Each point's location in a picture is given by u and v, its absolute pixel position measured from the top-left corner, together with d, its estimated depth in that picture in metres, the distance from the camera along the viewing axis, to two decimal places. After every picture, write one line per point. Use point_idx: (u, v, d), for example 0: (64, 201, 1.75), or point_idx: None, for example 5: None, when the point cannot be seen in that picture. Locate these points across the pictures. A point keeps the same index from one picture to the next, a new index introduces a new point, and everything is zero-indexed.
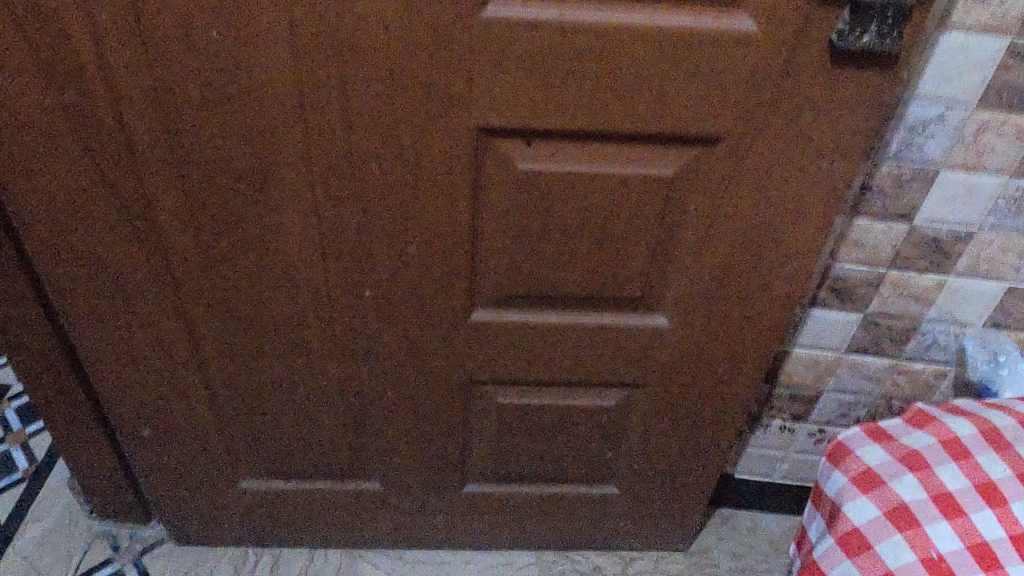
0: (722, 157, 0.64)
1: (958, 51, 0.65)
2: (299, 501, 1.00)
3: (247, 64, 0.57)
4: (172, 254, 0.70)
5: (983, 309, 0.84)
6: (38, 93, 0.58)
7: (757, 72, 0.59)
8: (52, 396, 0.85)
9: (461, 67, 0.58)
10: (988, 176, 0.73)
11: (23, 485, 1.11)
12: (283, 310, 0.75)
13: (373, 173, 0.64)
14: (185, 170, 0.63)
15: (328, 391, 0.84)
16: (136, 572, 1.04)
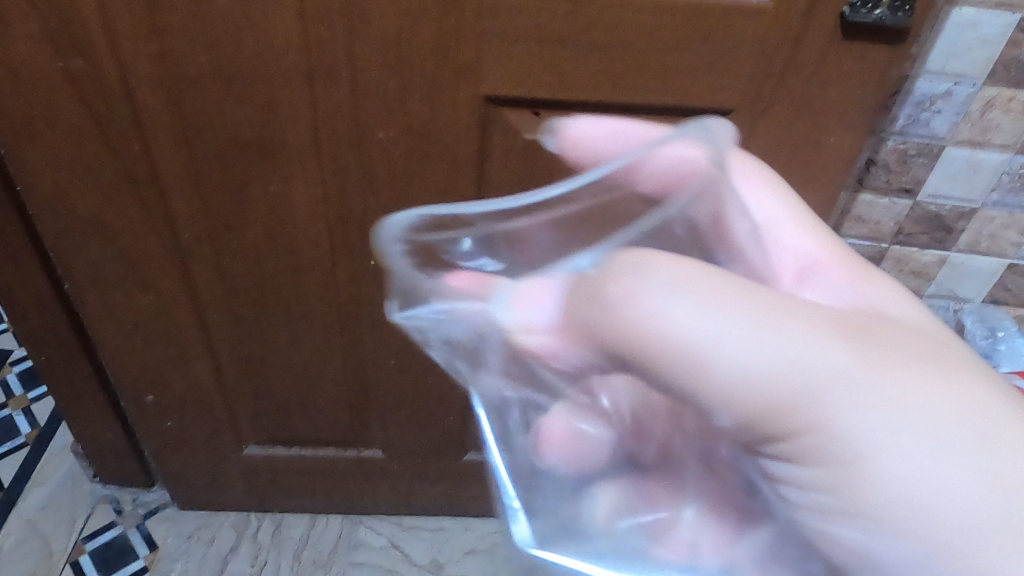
0: (731, 130, 0.64)
1: (969, 27, 0.65)
2: (301, 468, 1.01)
3: (253, 30, 0.56)
4: (178, 220, 0.70)
5: (983, 285, 0.87)
6: (43, 57, 0.57)
7: (768, 45, 0.58)
8: (57, 362, 0.85)
9: (470, 36, 0.57)
10: (992, 153, 0.74)
11: (26, 450, 1.12)
12: (288, 278, 0.76)
13: (380, 142, 0.64)
14: (191, 137, 0.63)
15: (332, 359, 0.85)
16: (139, 535, 1.05)
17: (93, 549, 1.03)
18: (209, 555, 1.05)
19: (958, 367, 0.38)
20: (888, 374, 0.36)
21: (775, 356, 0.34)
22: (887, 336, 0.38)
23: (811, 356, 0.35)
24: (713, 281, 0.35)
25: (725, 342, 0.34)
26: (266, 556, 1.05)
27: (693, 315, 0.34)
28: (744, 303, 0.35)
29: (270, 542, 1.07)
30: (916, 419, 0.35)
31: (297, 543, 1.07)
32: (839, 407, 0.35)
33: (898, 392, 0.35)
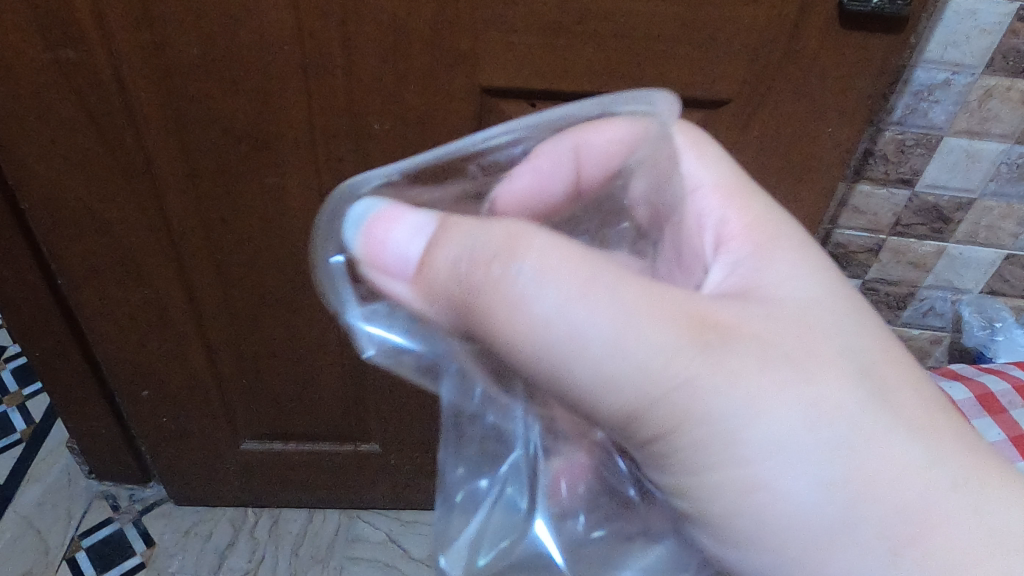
0: (729, 119, 0.64)
1: (967, 15, 0.65)
2: (298, 463, 1.01)
3: (246, 21, 0.56)
4: (172, 213, 0.69)
5: (981, 276, 0.87)
6: (33, 48, 0.56)
7: (766, 34, 0.58)
8: (52, 357, 0.85)
9: (466, 26, 0.57)
10: (991, 143, 0.74)
11: (22, 446, 1.11)
12: (284, 271, 0.75)
13: (375, 133, 0.63)
14: (184, 129, 0.62)
15: (329, 353, 0.84)
16: (136, 531, 1.05)
17: (89, 546, 1.03)
18: (206, 551, 1.04)
19: (829, 367, 0.38)
20: (742, 379, 0.36)
21: (628, 356, 0.35)
22: (761, 330, 0.38)
23: (661, 358, 0.35)
24: (575, 274, 0.35)
25: (578, 341, 0.35)
26: (264, 551, 1.05)
27: (553, 305, 0.35)
28: (605, 303, 0.35)
29: (267, 537, 1.07)
30: (771, 425, 0.36)
31: (294, 538, 1.07)
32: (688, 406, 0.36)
33: (751, 400, 0.36)
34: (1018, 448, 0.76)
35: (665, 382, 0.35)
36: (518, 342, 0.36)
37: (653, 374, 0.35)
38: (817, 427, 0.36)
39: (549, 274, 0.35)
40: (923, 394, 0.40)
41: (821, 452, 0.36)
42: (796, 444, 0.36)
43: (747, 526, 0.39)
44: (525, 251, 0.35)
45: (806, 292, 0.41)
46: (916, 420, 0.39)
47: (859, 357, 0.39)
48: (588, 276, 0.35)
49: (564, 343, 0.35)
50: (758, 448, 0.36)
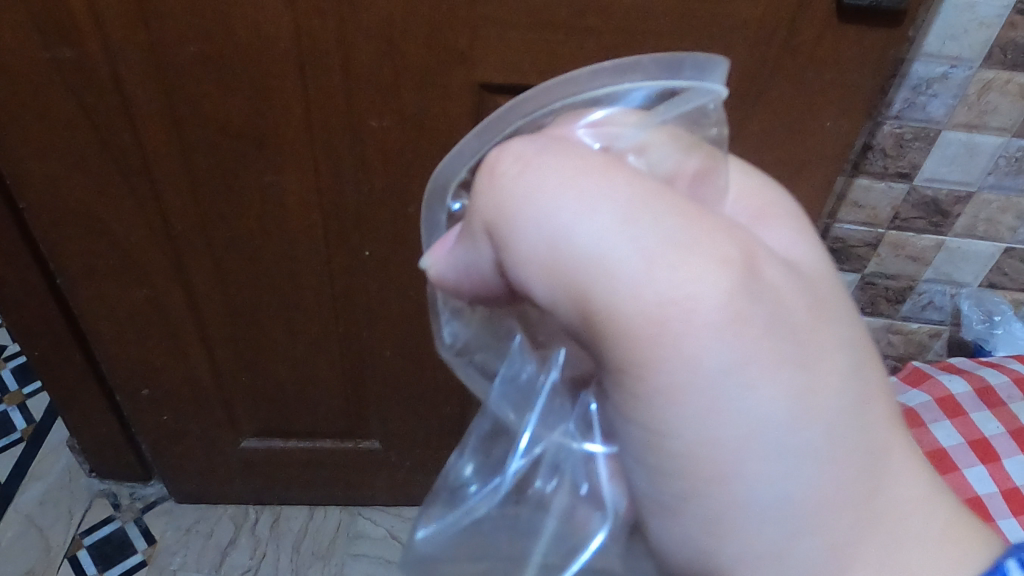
0: (727, 115, 0.64)
1: (965, 9, 0.64)
2: (298, 460, 1.01)
3: (243, 19, 0.56)
4: (169, 211, 0.69)
5: (980, 270, 0.87)
6: (29, 47, 0.56)
7: (764, 28, 0.58)
8: (52, 356, 0.85)
9: (462, 22, 0.57)
10: (989, 136, 0.74)
11: (23, 445, 1.11)
12: (280, 269, 0.75)
13: (374, 130, 0.63)
14: (182, 127, 0.62)
15: (327, 350, 0.85)
16: (136, 530, 1.05)
17: (91, 544, 1.03)
18: (208, 548, 1.05)
19: (841, 349, 0.34)
20: (761, 341, 0.32)
21: (651, 290, 0.30)
22: (792, 293, 0.33)
23: (692, 300, 0.30)
24: (627, 190, 0.31)
25: (598, 258, 0.31)
26: (266, 548, 1.05)
27: (592, 215, 0.31)
28: (646, 228, 0.30)
29: (269, 534, 1.07)
30: (767, 399, 0.32)
31: (296, 534, 1.07)
32: (701, 358, 0.31)
33: (762, 367, 0.32)
34: (1016, 441, 0.77)
35: (678, 328, 0.31)
36: (545, 247, 0.32)
37: (674, 316, 0.31)
38: (804, 414, 0.33)
39: (559, 186, 0.31)
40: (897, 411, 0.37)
41: (799, 441, 0.33)
42: (787, 425, 0.33)
43: (694, 507, 0.35)
44: (566, 162, 0.32)
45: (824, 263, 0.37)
46: (885, 435, 0.36)
47: (863, 351, 0.35)
48: (641, 196, 0.31)
49: (580, 257, 0.31)
50: (746, 422, 0.32)
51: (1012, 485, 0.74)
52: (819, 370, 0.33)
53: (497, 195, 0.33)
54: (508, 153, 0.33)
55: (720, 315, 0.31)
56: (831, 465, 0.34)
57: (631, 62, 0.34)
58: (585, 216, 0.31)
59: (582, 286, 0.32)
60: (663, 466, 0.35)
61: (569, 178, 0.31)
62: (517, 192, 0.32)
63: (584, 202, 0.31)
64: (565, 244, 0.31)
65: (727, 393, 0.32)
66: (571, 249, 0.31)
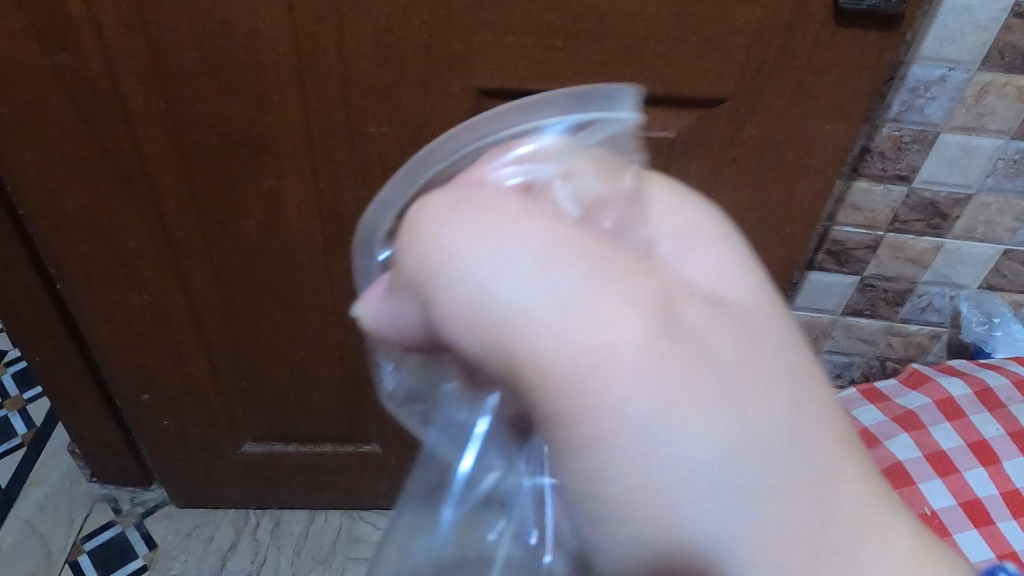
0: (725, 119, 0.64)
1: (963, 11, 0.64)
2: (298, 464, 1.01)
3: (241, 25, 0.56)
4: (168, 216, 0.69)
5: (979, 272, 0.87)
6: (28, 54, 0.56)
7: (762, 32, 0.58)
8: (53, 361, 0.85)
9: (461, 28, 0.57)
10: (987, 138, 0.74)
11: (23, 451, 1.11)
12: (279, 274, 0.75)
13: (372, 135, 0.64)
14: (181, 132, 0.62)
15: (327, 355, 0.85)
16: (137, 534, 1.05)
17: (92, 549, 1.03)
18: (209, 553, 1.05)
19: (823, 418, 0.28)
20: (719, 410, 0.25)
21: (582, 352, 0.24)
22: (757, 351, 0.27)
23: (633, 364, 0.24)
24: (549, 238, 0.26)
25: (518, 315, 0.25)
26: (266, 553, 1.05)
27: (511, 265, 0.25)
28: (572, 278, 0.25)
29: (270, 538, 1.07)
30: (733, 483, 0.25)
31: (296, 539, 1.07)
32: (646, 433, 0.25)
33: (726, 445, 0.25)
34: (1016, 443, 0.77)
35: (619, 400, 0.24)
36: (464, 304, 0.26)
37: (615, 385, 0.24)
38: (784, 501, 0.26)
39: (473, 239, 0.26)
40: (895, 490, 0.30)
41: (776, 539, 0.26)
42: (763, 514, 0.26)
43: None
44: (481, 212, 0.27)
45: (793, 311, 0.30)
46: (885, 523, 0.28)
47: (844, 417, 0.29)
48: (565, 242, 0.26)
49: (499, 315, 0.25)
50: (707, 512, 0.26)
51: (1012, 487, 0.74)
52: (796, 442, 0.27)
53: (414, 247, 0.28)
54: (423, 205, 0.28)
55: (665, 381, 0.25)
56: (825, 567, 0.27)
57: (578, 95, 0.34)
58: (506, 270, 0.25)
59: (502, 350, 0.26)
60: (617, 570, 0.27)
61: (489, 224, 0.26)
62: (431, 243, 0.27)
63: (501, 251, 0.26)
64: (483, 301, 0.25)
65: (684, 480, 0.25)
66: (489, 307, 0.25)
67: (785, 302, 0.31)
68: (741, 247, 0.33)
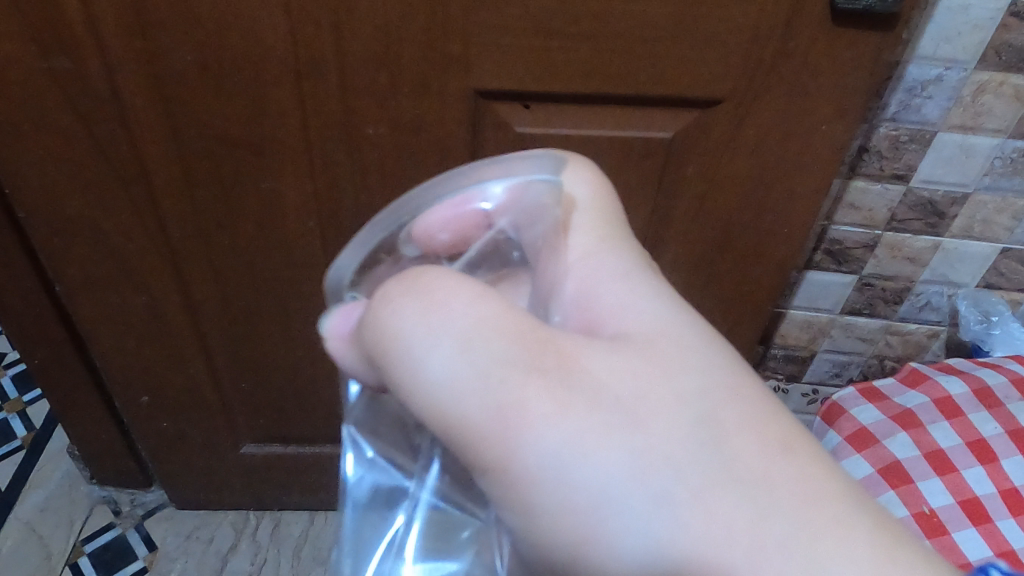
0: (722, 119, 0.64)
1: (959, 11, 0.65)
2: (298, 466, 1.01)
3: (239, 28, 0.56)
4: (167, 219, 0.69)
5: (977, 270, 0.87)
6: (26, 58, 0.56)
7: (759, 32, 0.58)
8: (52, 364, 0.85)
9: (458, 30, 0.57)
10: (985, 137, 0.74)
11: (23, 453, 1.11)
12: (277, 276, 0.75)
13: (369, 137, 0.64)
14: (179, 135, 0.63)
15: (327, 356, 0.85)
16: (137, 536, 1.05)
17: (92, 551, 1.03)
18: (209, 554, 1.05)
19: (696, 415, 0.33)
20: (591, 428, 0.31)
21: (481, 402, 0.31)
22: (625, 375, 0.33)
23: (519, 406, 0.31)
24: (454, 316, 0.32)
25: (436, 385, 0.32)
26: (266, 554, 1.05)
27: (427, 345, 0.32)
28: (467, 345, 0.32)
29: (270, 540, 1.07)
30: (616, 480, 0.31)
31: (296, 540, 1.08)
32: (538, 452, 0.31)
33: (601, 452, 0.31)
34: (1014, 441, 0.77)
35: (514, 434, 0.31)
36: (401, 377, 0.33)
37: (511, 423, 0.31)
38: (666, 489, 0.31)
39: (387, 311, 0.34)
40: (810, 454, 0.32)
41: (674, 525, 0.30)
42: (650, 502, 0.31)
43: None
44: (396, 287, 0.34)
45: (668, 328, 0.36)
46: (794, 493, 0.31)
47: (726, 411, 0.33)
48: (461, 313, 0.32)
49: (423, 386, 0.32)
50: (602, 508, 0.31)
51: (1010, 485, 0.74)
52: (669, 443, 0.32)
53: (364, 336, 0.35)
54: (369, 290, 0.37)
55: (542, 415, 0.31)
56: (727, 541, 0.30)
57: (494, 159, 0.39)
58: (422, 346, 0.32)
59: (431, 411, 0.33)
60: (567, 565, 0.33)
61: (405, 309, 0.33)
62: (372, 331, 0.34)
63: (417, 331, 0.32)
64: (412, 372, 0.33)
65: (578, 488, 0.31)
66: (418, 379, 0.32)
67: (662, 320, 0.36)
68: (628, 278, 0.38)
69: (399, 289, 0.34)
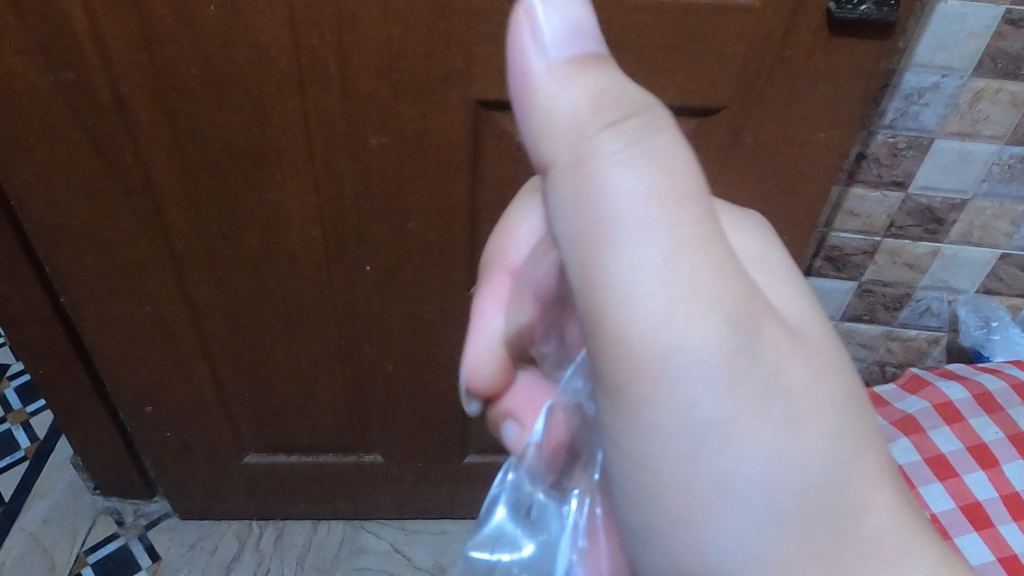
0: (722, 127, 0.65)
1: (955, 19, 0.65)
2: (301, 475, 1.01)
3: (242, 39, 0.57)
4: (172, 230, 0.70)
5: (976, 276, 0.88)
6: (34, 71, 0.57)
7: (756, 40, 0.59)
8: (56, 374, 0.85)
9: (461, 43, 0.58)
10: (982, 144, 0.75)
11: (26, 464, 1.12)
12: (283, 285, 0.76)
13: (373, 148, 0.64)
14: (186, 146, 0.63)
15: (331, 364, 0.85)
16: (141, 546, 1.05)
17: (95, 561, 1.03)
18: (212, 564, 1.05)
19: (837, 402, 0.34)
20: (760, 404, 0.31)
21: (666, 328, 0.30)
22: (798, 340, 0.33)
23: (697, 347, 0.30)
24: (681, 224, 0.30)
25: (627, 288, 0.30)
26: (270, 563, 1.06)
27: (640, 237, 0.30)
28: (688, 266, 0.30)
29: (273, 550, 1.07)
30: (753, 461, 0.32)
31: (299, 550, 1.08)
32: (693, 409, 0.31)
33: (751, 414, 0.31)
34: (1015, 446, 0.77)
35: (680, 385, 0.31)
36: (589, 238, 0.31)
37: (680, 364, 0.31)
38: (792, 481, 0.32)
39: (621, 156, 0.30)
40: (884, 458, 0.35)
41: (773, 496, 0.33)
42: (773, 491, 0.32)
43: (659, 534, 0.35)
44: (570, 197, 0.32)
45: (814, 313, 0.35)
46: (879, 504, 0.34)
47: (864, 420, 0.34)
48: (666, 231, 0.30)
49: (616, 283, 0.31)
50: (725, 481, 0.32)
51: (1012, 490, 0.75)
52: (818, 438, 0.32)
53: (561, 136, 0.31)
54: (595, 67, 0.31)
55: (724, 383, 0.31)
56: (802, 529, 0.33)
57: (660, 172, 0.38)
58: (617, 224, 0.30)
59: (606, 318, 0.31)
60: (642, 500, 0.35)
61: (628, 174, 0.30)
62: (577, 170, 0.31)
63: (644, 217, 0.30)
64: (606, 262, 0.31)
65: (710, 462, 0.32)
66: (609, 263, 0.31)
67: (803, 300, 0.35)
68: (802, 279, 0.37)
69: (629, 119, 0.30)
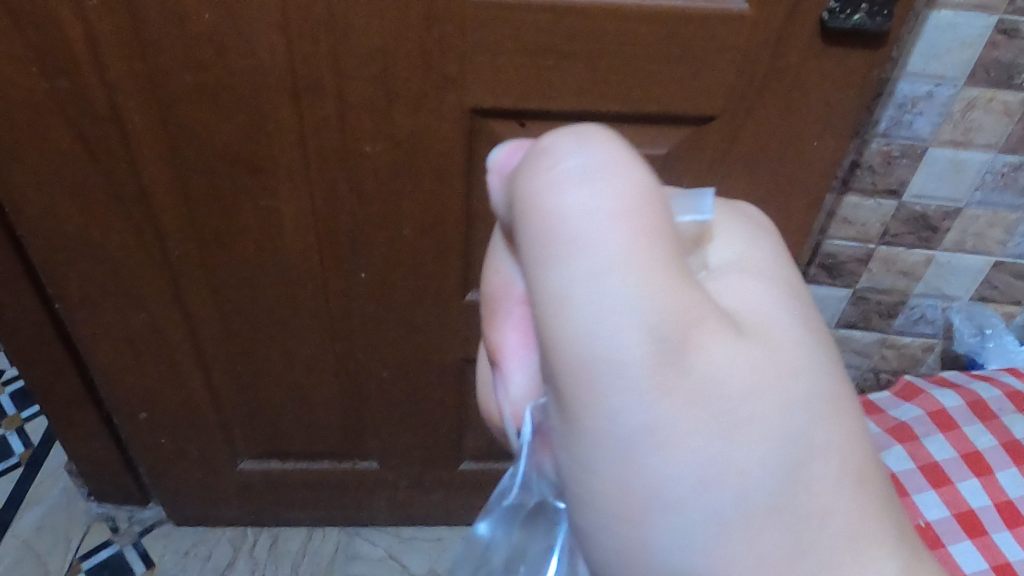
0: (716, 135, 0.65)
1: (947, 29, 0.66)
2: (296, 481, 1.01)
3: (236, 46, 0.57)
4: (166, 236, 0.70)
5: (970, 284, 0.88)
6: (28, 78, 0.57)
7: (749, 50, 0.59)
8: (51, 380, 0.85)
9: (454, 51, 0.58)
10: (975, 153, 0.75)
11: (20, 470, 1.11)
12: (278, 291, 0.76)
13: (367, 155, 0.64)
14: (180, 152, 0.63)
15: (325, 371, 0.85)
16: (135, 553, 1.05)
17: (89, 568, 1.03)
18: (207, 570, 1.04)
19: (814, 462, 0.28)
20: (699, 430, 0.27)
21: (590, 344, 0.26)
22: (767, 382, 0.28)
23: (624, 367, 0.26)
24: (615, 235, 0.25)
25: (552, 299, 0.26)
26: (264, 570, 1.05)
27: (566, 244, 0.26)
28: (617, 295, 0.25)
29: (267, 556, 1.07)
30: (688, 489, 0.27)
31: (294, 557, 1.07)
32: (619, 430, 0.27)
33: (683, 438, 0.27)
34: (1009, 454, 0.78)
35: (606, 403, 0.27)
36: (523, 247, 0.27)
37: (603, 379, 0.26)
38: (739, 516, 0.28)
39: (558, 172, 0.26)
40: (873, 503, 0.29)
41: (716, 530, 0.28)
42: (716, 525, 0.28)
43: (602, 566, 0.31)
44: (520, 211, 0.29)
45: (805, 339, 0.29)
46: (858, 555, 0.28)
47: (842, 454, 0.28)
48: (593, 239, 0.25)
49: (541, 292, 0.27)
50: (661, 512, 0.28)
51: (1005, 498, 0.75)
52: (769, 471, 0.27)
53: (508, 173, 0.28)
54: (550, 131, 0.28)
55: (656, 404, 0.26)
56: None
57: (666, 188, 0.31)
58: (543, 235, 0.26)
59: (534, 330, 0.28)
60: (583, 528, 0.31)
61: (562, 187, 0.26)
62: (512, 186, 0.28)
63: (567, 239, 0.25)
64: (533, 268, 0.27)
65: (645, 487, 0.28)
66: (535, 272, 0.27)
67: (803, 334, 0.29)
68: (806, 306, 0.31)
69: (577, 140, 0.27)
